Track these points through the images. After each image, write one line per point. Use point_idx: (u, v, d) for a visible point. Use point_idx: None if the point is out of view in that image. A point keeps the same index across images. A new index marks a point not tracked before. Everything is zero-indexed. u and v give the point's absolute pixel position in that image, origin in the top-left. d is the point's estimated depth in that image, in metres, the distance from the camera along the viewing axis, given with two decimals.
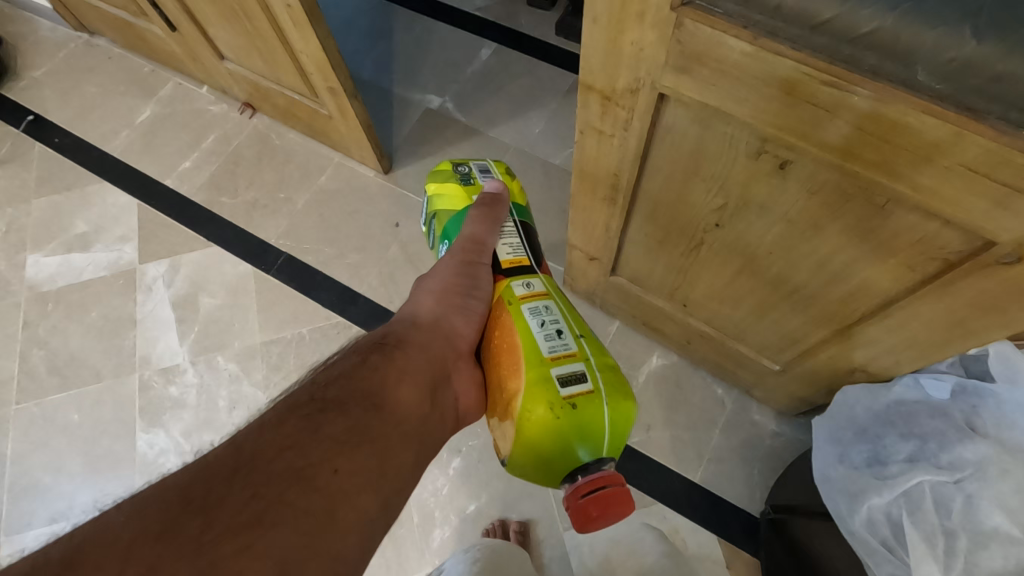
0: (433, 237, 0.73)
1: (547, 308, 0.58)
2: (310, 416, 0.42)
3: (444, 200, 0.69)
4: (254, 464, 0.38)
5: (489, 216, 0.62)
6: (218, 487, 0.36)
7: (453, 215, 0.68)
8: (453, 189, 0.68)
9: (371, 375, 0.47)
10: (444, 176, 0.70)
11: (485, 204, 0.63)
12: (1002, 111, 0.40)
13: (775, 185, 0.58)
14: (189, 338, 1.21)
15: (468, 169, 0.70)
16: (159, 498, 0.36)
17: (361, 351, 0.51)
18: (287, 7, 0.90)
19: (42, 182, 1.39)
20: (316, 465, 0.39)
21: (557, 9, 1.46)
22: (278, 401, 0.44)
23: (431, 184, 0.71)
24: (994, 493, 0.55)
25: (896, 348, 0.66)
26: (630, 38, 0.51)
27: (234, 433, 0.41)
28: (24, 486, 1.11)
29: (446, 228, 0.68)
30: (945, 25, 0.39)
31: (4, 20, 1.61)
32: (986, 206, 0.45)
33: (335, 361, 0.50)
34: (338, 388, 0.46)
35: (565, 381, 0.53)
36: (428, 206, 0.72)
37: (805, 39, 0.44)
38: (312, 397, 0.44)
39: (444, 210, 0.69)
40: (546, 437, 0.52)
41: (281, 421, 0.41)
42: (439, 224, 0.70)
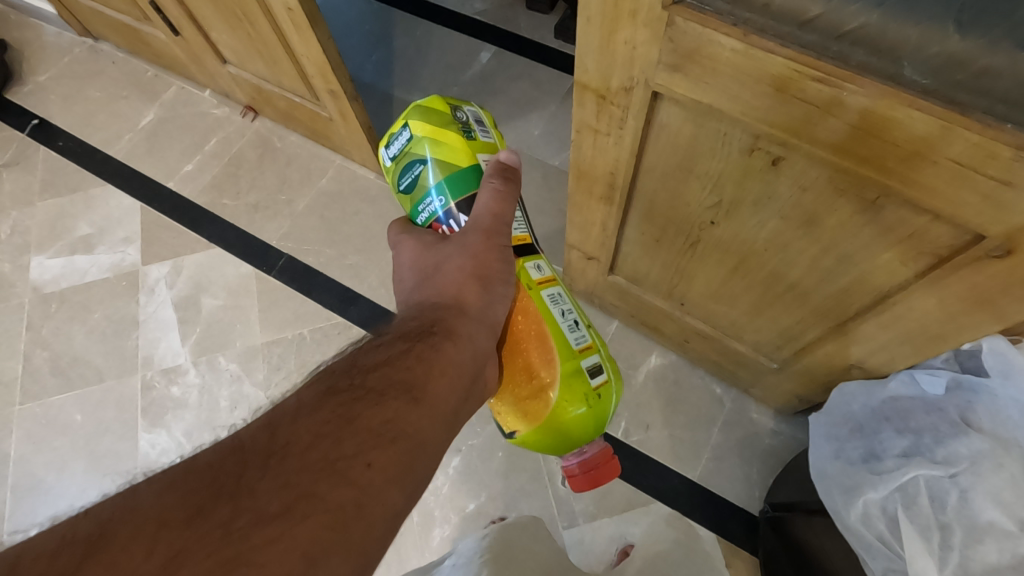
0: (406, 186, 0.59)
1: (562, 296, 0.60)
2: (349, 404, 0.42)
3: (441, 151, 0.56)
4: (288, 451, 0.39)
5: (508, 188, 0.55)
6: (251, 473, 0.37)
7: (455, 172, 0.56)
8: (456, 140, 0.57)
9: (411, 363, 0.47)
10: (441, 119, 0.57)
11: (499, 172, 0.56)
12: (988, 104, 0.41)
13: (767, 181, 0.59)
14: (190, 338, 1.22)
15: (468, 117, 0.58)
16: (191, 478, 0.37)
17: (404, 335, 0.50)
18: (288, 11, 0.91)
19: (46, 185, 1.41)
20: (349, 458, 0.39)
21: (556, 12, 1.48)
22: (319, 384, 0.44)
23: (421, 124, 0.57)
24: (989, 487, 0.54)
25: (890, 344, 0.67)
26: (623, 37, 0.52)
27: (272, 415, 0.42)
28: (27, 485, 1.12)
29: (444, 185, 0.57)
30: (930, 19, 0.41)
31: (9, 26, 1.63)
32: (975, 199, 0.45)
33: (376, 342, 0.50)
34: (379, 375, 0.45)
35: (591, 372, 0.60)
36: (410, 149, 0.57)
37: (795, 36, 0.45)
38: (351, 384, 0.44)
39: (440, 162, 0.56)
40: (575, 423, 0.60)
41: (319, 407, 0.42)
42: (430, 177, 0.57)
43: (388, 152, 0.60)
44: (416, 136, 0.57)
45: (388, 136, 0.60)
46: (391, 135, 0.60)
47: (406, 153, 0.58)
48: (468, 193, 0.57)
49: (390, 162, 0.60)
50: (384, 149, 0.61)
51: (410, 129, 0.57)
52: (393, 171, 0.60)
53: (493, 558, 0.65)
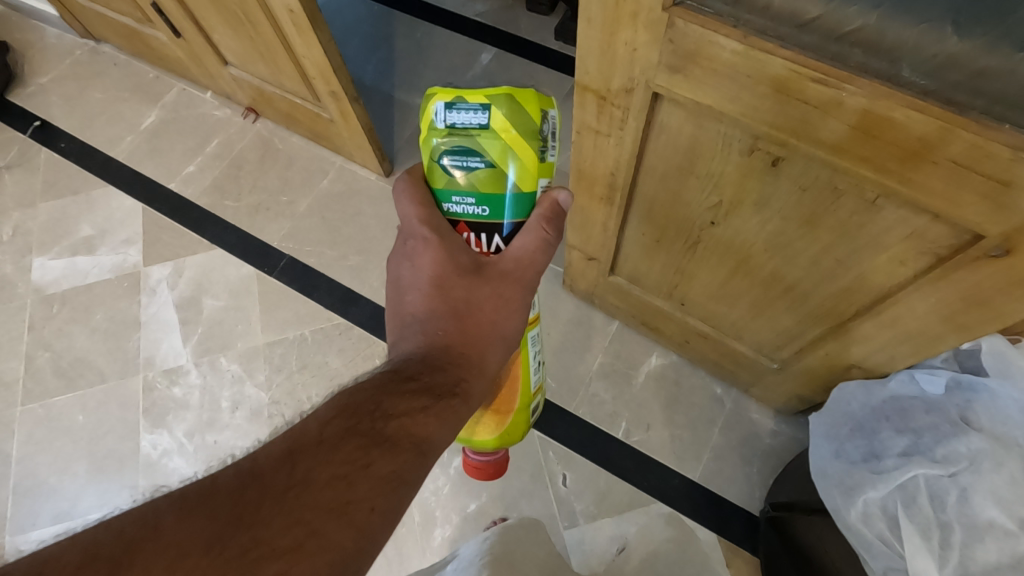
0: (449, 168, 0.50)
1: (538, 338, 0.66)
2: (366, 450, 0.46)
3: (513, 168, 0.49)
4: (304, 488, 0.43)
5: (552, 237, 0.55)
6: (268, 506, 0.42)
7: (513, 196, 0.51)
8: (534, 158, 0.50)
9: (429, 419, 0.49)
10: (529, 127, 0.48)
11: (550, 220, 0.54)
12: (986, 105, 0.41)
13: (766, 183, 0.60)
14: (192, 339, 1.22)
15: (551, 132, 0.51)
16: (214, 503, 0.41)
17: (426, 376, 0.52)
18: (289, 12, 0.92)
19: (48, 187, 1.41)
20: (358, 501, 0.44)
21: (555, 14, 1.48)
22: (341, 421, 0.47)
23: (507, 121, 0.47)
24: (988, 486, 0.54)
25: (890, 344, 0.67)
26: (624, 38, 0.52)
27: (293, 444, 0.45)
28: (30, 486, 1.13)
29: (495, 201, 0.51)
30: (929, 21, 0.41)
31: (11, 28, 1.63)
32: (974, 200, 0.45)
33: (398, 374, 0.52)
34: (399, 424, 0.48)
35: (534, 406, 0.70)
36: (481, 141, 0.48)
37: (794, 37, 0.45)
38: (371, 428, 0.47)
39: (507, 175, 0.50)
40: (509, 443, 0.70)
41: (338, 447, 0.45)
42: (487, 186, 0.50)
43: (447, 116, 0.48)
44: (497, 133, 0.48)
45: (455, 96, 0.47)
46: (459, 98, 0.47)
47: (473, 139, 0.48)
48: (516, 220, 0.53)
49: (442, 126, 0.48)
50: (440, 105, 0.48)
51: (492, 118, 0.47)
52: (442, 141, 0.49)
53: (493, 559, 0.65)
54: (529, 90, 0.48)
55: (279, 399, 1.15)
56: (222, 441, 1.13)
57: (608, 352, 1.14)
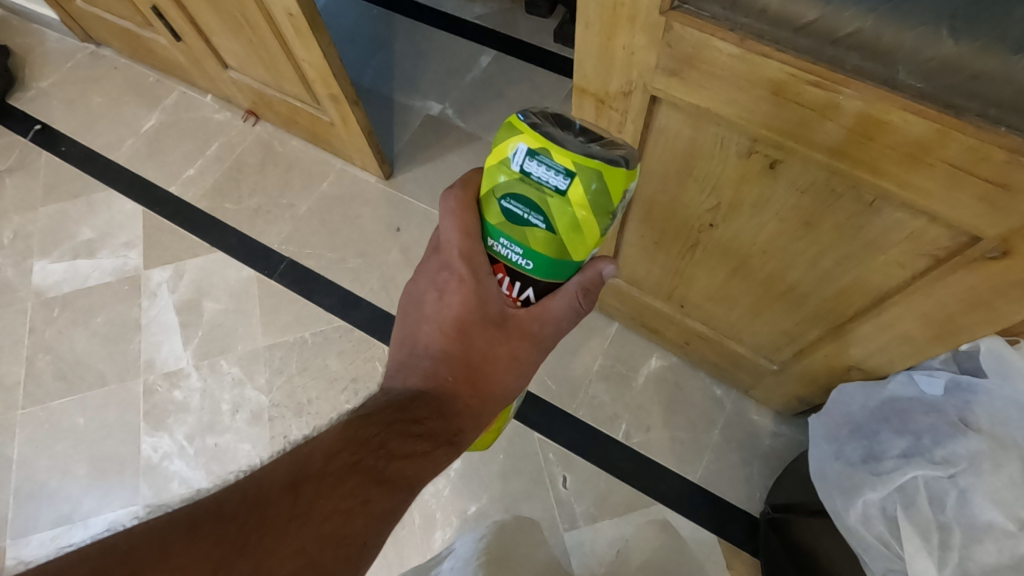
0: (506, 209, 0.46)
1: None
2: (367, 489, 0.46)
3: (571, 239, 0.45)
4: (305, 520, 0.43)
5: (583, 308, 0.52)
6: (270, 537, 0.42)
7: (562, 261, 0.47)
8: (595, 233, 0.45)
9: (426, 463, 0.50)
10: (604, 206, 0.44)
11: (586, 290, 0.52)
12: (981, 108, 0.42)
13: (765, 185, 0.60)
14: (192, 342, 1.22)
15: (622, 210, 0.46)
16: (218, 529, 0.41)
17: (431, 421, 0.51)
18: (289, 16, 0.92)
19: (48, 190, 1.41)
20: (354, 536, 0.45)
21: (554, 17, 1.49)
22: (346, 455, 0.47)
23: (585, 195, 0.42)
24: (988, 487, 0.54)
25: (888, 346, 0.67)
26: (622, 42, 0.53)
27: (297, 475, 0.45)
28: (30, 490, 1.13)
29: (541, 261, 0.47)
30: (923, 25, 0.42)
31: (11, 32, 1.64)
32: (970, 202, 0.45)
33: (404, 413, 0.50)
34: (399, 466, 0.48)
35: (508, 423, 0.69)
36: (550, 202, 0.43)
37: (790, 40, 0.46)
38: (373, 465, 0.47)
39: (562, 243, 0.45)
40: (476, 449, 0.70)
41: (341, 482, 0.46)
42: (538, 245, 0.46)
43: (526, 162, 0.43)
44: (570, 203, 0.43)
45: (541, 146, 0.42)
46: (544, 149, 0.42)
47: (542, 196, 0.43)
48: (556, 281, 0.49)
49: (517, 170, 0.44)
50: (522, 147, 0.43)
51: (572, 187, 0.42)
52: (510, 181, 0.45)
53: (490, 559, 0.64)
54: (621, 164, 0.43)
55: (279, 401, 1.15)
56: (222, 444, 1.13)
57: (608, 354, 1.14)
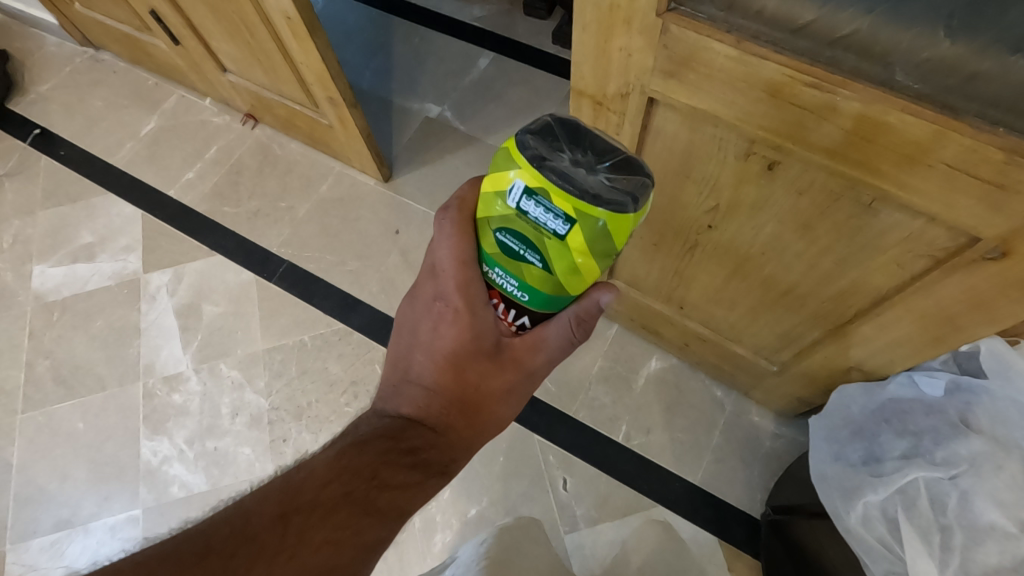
0: (503, 241, 0.44)
1: None
2: (358, 518, 0.48)
3: (570, 279, 0.43)
4: (296, 550, 0.45)
5: (578, 337, 0.51)
6: (261, 566, 0.44)
7: (560, 297, 0.45)
8: (596, 273, 0.43)
9: (416, 493, 0.52)
10: (606, 250, 0.41)
11: (581, 319, 0.50)
12: (979, 108, 0.41)
13: (763, 185, 0.59)
14: (191, 346, 1.22)
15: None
16: (210, 559, 0.43)
17: (424, 451, 0.53)
18: (287, 19, 0.92)
19: (48, 195, 1.41)
20: (342, 565, 0.46)
21: (553, 18, 1.48)
22: (338, 485, 0.48)
23: (584, 241, 0.40)
24: (989, 489, 0.54)
25: (889, 347, 0.67)
26: (619, 44, 0.53)
27: (288, 505, 0.47)
28: (30, 495, 1.13)
29: (539, 297, 0.45)
30: (920, 26, 0.41)
31: (11, 37, 1.64)
32: (969, 202, 0.45)
33: (399, 442, 0.52)
34: (391, 495, 0.50)
35: None
36: (547, 243, 0.41)
37: (788, 42, 0.45)
38: (364, 495, 0.49)
39: (559, 282, 0.43)
40: None
41: (332, 512, 0.47)
42: (535, 280, 0.44)
43: (523, 200, 0.40)
44: (569, 247, 0.40)
45: (538, 185, 0.39)
46: (542, 190, 0.39)
47: (539, 236, 0.41)
48: (553, 311, 0.47)
49: (515, 207, 0.41)
50: (519, 183, 0.40)
51: (571, 233, 0.40)
52: (507, 216, 0.42)
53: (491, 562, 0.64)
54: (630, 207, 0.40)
55: (279, 405, 1.15)
56: (222, 448, 1.12)
57: (608, 356, 1.13)
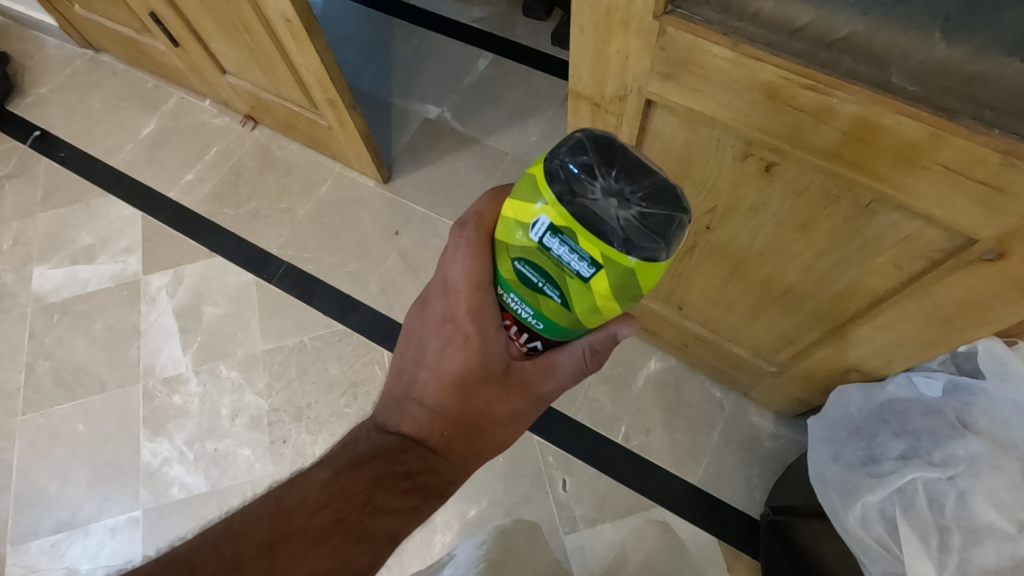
0: (521, 271, 0.43)
1: None
2: (349, 546, 0.49)
3: (592, 318, 0.42)
4: None
5: (591, 364, 0.50)
6: None
7: (580, 334, 0.44)
8: (618, 313, 0.42)
9: (411, 517, 0.52)
10: (633, 294, 0.39)
11: (595, 351, 0.49)
12: (975, 110, 0.42)
13: (761, 187, 0.60)
14: (191, 347, 1.22)
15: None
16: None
17: (422, 474, 0.53)
18: (286, 21, 0.93)
19: (48, 196, 1.42)
20: None
21: (552, 19, 1.49)
22: (329, 512, 0.49)
23: (610, 285, 0.38)
24: (986, 489, 0.54)
25: (886, 347, 0.67)
26: (616, 46, 0.53)
27: (278, 532, 0.48)
28: (31, 496, 1.13)
29: (556, 330, 0.44)
30: (915, 28, 0.42)
31: (11, 39, 1.64)
32: (965, 204, 0.45)
33: (397, 465, 0.52)
34: (384, 522, 0.50)
35: None
36: (568, 281, 0.40)
37: (785, 44, 0.46)
38: (355, 523, 0.49)
39: (578, 318, 0.42)
40: None
41: (321, 540, 0.48)
42: (554, 314, 0.43)
43: (546, 237, 0.39)
44: (594, 290, 0.39)
45: (565, 224, 0.37)
46: (569, 230, 0.37)
47: (561, 274, 0.40)
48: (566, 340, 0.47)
49: (536, 241, 0.40)
50: (544, 219, 0.38)
51: (597, 276, 0.38)
52: (528, 248, 0.41)
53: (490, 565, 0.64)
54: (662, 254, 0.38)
55: (279, 406, 1.15)
56: (222, 450, 1.13)
57: (607, 357, 1.13)
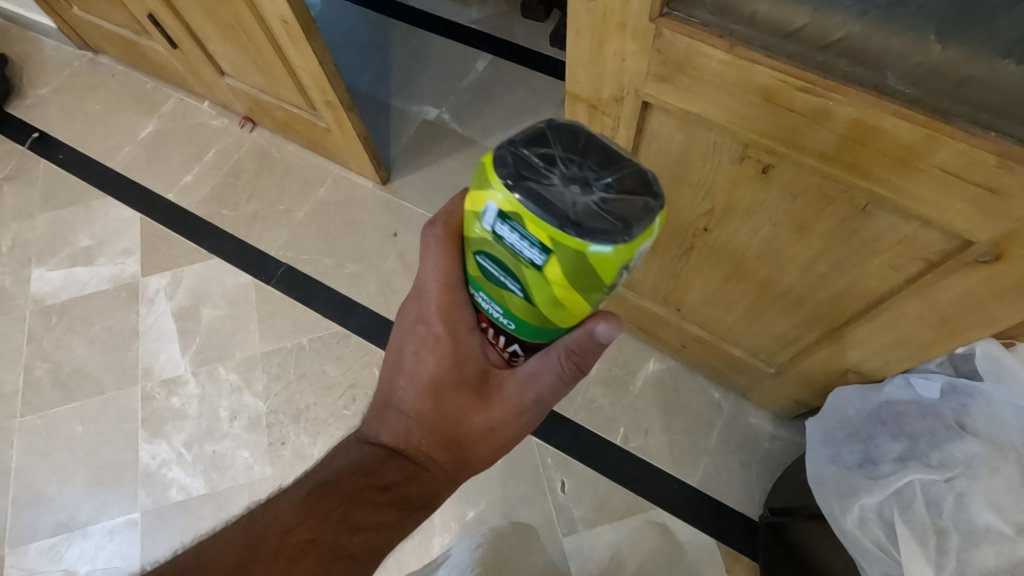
0: (483, 266, 0.42)
1: None
2: (324, 566, 0.48)
3: (553, 310, 0.40)
4: None
5: (569, 370, 0.47)
6: None
7: (548, 329, 0.43)
8: (583, 304, 0.40)
9: (391, 530, 0.52)
10: (591, 281, 0.37)
11: (575, 351, 0.46)
12: (971, 113, 0.42)
13: (758, 189, 0.60)
14: (190, 349, 1.22)
15: (626, 275, 0.39)
16: None
17: (401, 485, 0.53)
18: (284, 23, 0.93)
19: (46, 198, 1.42)
20: None
21: (550, 21, 1.49)
22: (304, 531, 0.49)
23: (564, 272, 0.37)
24: (984, 491, 0.54)
25: (885, 349, 0.67)
26: (612, 48, 0.53)
27: (248, 556, 0.47)
28: (29, 498, 1.13)
29: (524, 326, 0.43)
30: (911, 31, 0.42)
31: (10, 41, 1.64)
32: (961, 206, 0.45)
33: (374, 479, 0.52)
34: (363, 538, 0.50)
35: None
36: (525, 272, 0.38)
37: (781, 47, 0.46)
38: (331, 542, 0.49)
39: (542, 313, 0.41)
40: None
41: (297, 561, 0.47)
42: (518, 309, 0.42)
43: (497, 225, 0.38)
44: (548, 278, 0.37)
45: (513, 211, 0.36)
46: (516, 215, 0.36)
47: (517, 264, 0.39)
48: (540, 342, 0.45)
49: (490, 231, 0.39)
50: (493, 207, 0.37)
51: (549, 264, 0.37)
52: (486, 241, 0.40)
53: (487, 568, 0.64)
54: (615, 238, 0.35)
55: (277, 408, 1.15)
56: (221, 452, 1.12)
57: (606, 358, 1.13)
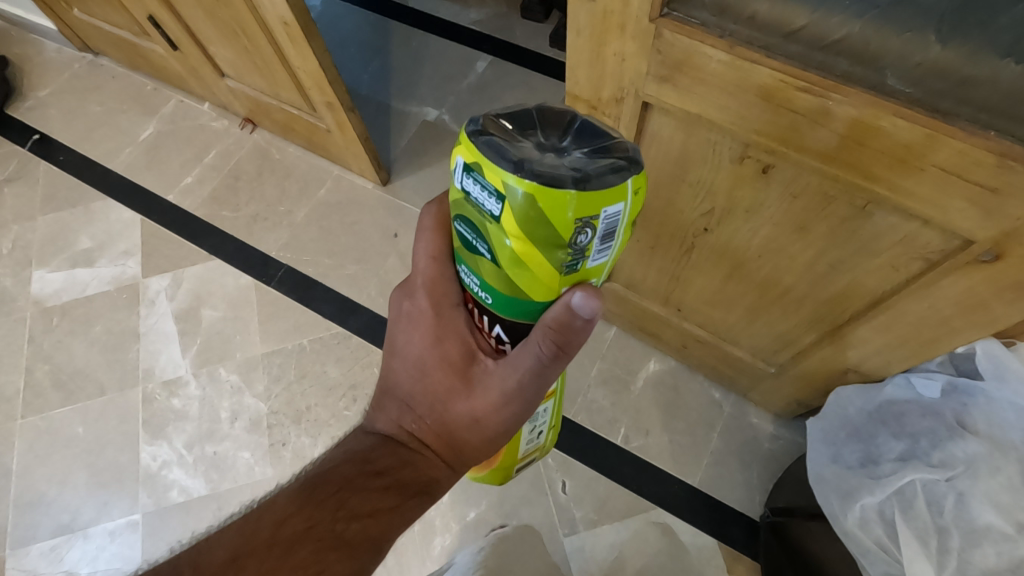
0: (461, 232, 0.43)
1: (544, 413, 0.63)
2: (321, 555, 0.46)
3: (516, 271, 0.39)
4: None
5: (551, 351, 0.44)
6: None
7: (518, 298, 0.42)
8: (546, 267, 0.38)
9: (389, 517, 0.50)
10: (547, 235, 0.36)
11: (557, 331, 0.42)
12: (971, 113, 0.42)
13: (758, 189, 0.60)
14: (190, 350, 1.22)
15: (590, 239, 0.37)
16: None
17: (396, 471, 0.53)
18: (284, 25, 0.93)
19: (47, 200, 1.42)
20: None
21: (550, 22, 1.49)
22: (298, 520, 0.47)
23: (518, 223, 0.36)
24: (985, 491, 0.54)
25: (885, 348, 0.67)
26: (612, 49, 0.53)
27: (240, 549, 0.45)
28: (31, 499, 1.13)
29: (497, 294, 0.43)
30: (911, 30, 0.42)
31: (11, 43, 1.64)
32: (962, 205, 0.45)
33: (369, 465, 0.53)
34: (361, 526, 0.48)
35: (524, 459, 0.69)
36: (489, 228, 0.38)
37: (781, 47, 0.46)
38: (327, 529, 0.47)
39: (510, 277, 0.40)
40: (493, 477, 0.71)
41: (292, 551, 0.46)
42: (489, 274, 0.42)
43: (463, 179, 0.38)
44: (507, 231, 0.37)
45: (474, 160, 0.36)
46: (477, 165, 0.36)
47: (483, 221, 0.38)
48: (520, 322, 0.45)
49: (460, 189, 0.39)
50: (460, 161, 0.38)
51: (505, 215, 0.36)
52: (460, 202, 0.40)
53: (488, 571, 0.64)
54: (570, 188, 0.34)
55: (278, 409, 1.15)
56: (221, 453, 1.13)
57: (606, 358, 1.13)
